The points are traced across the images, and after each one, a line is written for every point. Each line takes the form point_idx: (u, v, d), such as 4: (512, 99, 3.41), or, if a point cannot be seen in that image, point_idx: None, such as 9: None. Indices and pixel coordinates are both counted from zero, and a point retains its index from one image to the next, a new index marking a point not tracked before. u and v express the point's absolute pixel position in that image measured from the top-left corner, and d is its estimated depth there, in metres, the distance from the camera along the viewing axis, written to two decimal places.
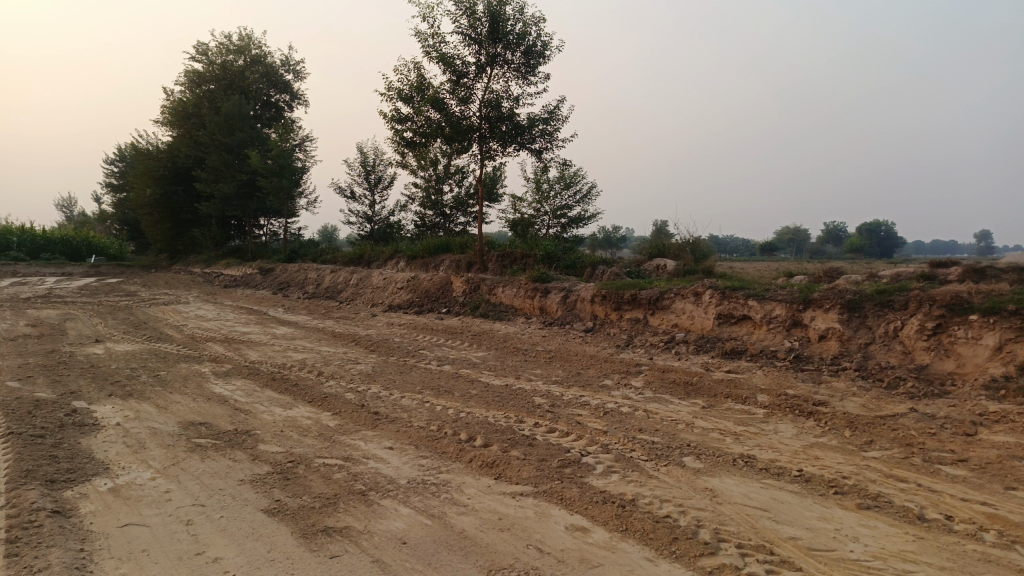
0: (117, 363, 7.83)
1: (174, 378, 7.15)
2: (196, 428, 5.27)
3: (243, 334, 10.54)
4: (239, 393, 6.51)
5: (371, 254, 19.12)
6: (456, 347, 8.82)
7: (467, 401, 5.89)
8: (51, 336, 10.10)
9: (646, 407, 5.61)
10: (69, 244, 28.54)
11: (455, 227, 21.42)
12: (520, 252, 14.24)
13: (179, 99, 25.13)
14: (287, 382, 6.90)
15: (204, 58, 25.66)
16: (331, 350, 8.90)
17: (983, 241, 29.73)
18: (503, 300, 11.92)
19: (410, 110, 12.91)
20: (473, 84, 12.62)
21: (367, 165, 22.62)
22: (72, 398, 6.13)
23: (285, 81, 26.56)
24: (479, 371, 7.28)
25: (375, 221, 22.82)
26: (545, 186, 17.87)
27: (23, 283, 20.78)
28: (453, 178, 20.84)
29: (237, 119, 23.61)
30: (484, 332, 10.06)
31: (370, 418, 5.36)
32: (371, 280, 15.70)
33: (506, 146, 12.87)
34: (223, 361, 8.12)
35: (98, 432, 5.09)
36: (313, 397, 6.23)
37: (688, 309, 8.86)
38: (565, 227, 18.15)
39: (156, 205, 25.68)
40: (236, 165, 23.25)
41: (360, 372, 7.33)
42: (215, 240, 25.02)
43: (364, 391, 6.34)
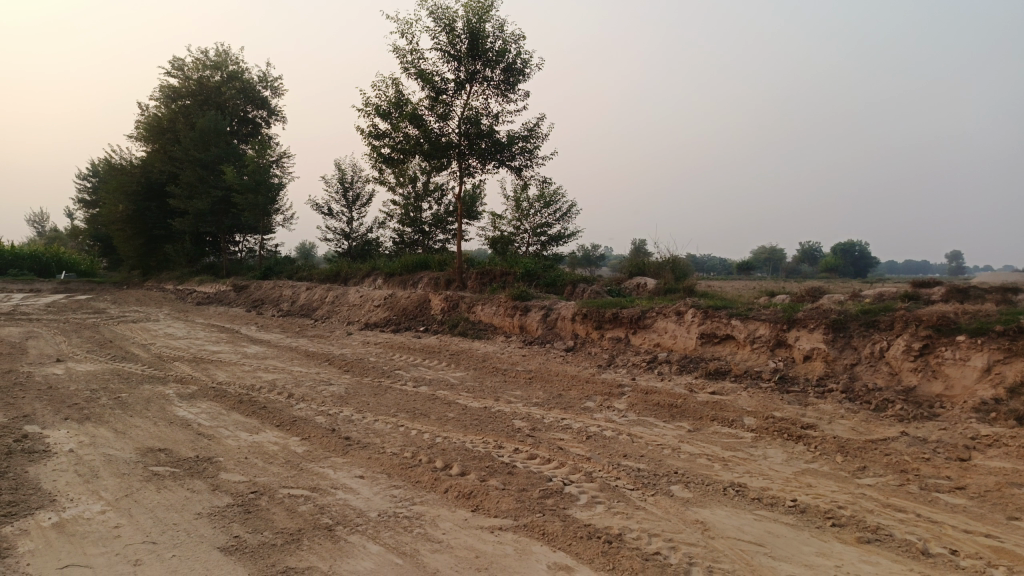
0: (77, 384, 7.45)
1: (135, 400, 6.80)
2: (155, 455, 4.95)
3: (213, 353, 10.18)
4: (204, 416, 6.19)
5: (348, 271, 18.80)
6: (434, 367, 8.57)
7: (444, 424, 5.63)
8: (9, 355, 9.67)
9: (630, 430, 5.39)
10: (38, 260, 27.83)
11: (433, 245, 21.18)
12: (499, 270, 14.03)
13: (153, 114, 24.72)
14: (256, 404, 6.59)
15: (180, 73, 25.30)
16: (304, 370, 8.59)
17: (954, 262, 30.04)
18: (482, 319, 11.69)
19: (387, 126, 12.71)
20: (452, 101, 12.45)
21: (344, 182, 22.34)
22: (24, 422, 5.77)
23: (262, 97, 26.24)
24: (456, 392, 7.02)
25: (353, 238, 22.51)
26: (524, 205, 17.75)
27: None
28: (432, 195, 20.65)
29: (212, 135, 23.25)
30: (462, 351, 9.81)
31: (340, 443, 5.09)
32: (347, 298, 15.38)
33: (485, 163, 12.69)
34: (190, 382, 7.78)
35: (47, 459, 4.75)
36: (282, 420, 5.93)
37: (670, 328, 8.69)
38: (545, 245, 17.99)
39: (128, 221, 25.15)
40: (211, 180, 22.85)
41: (333, 393, 7.04)
42: (189, 257, 24.52)
43: (336, 414, 6.06)
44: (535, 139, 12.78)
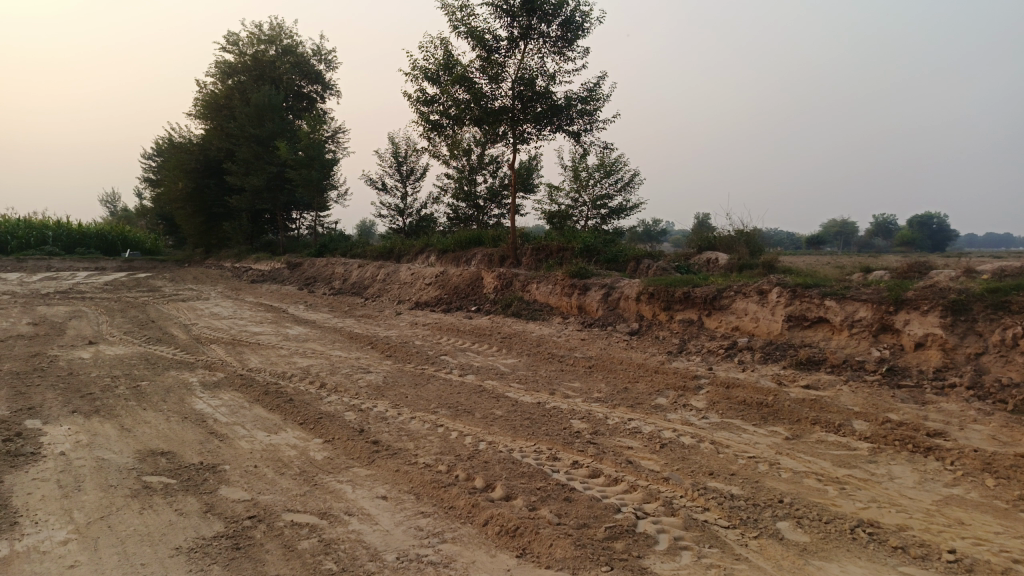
0: (99, 371, 6.90)
1: (155, 391, 6.17)
2: (154, 461, 4.24)
3: (254, 335, 9.59)
4: (223, 411, 5.50)
5: (401, 247, 18.17)
6: (484, 352, 7.74)
7: (488, 425, 4.80)
8: (45, 337, 9.27)
9: (714, 438, 4.46)
10: (104, 238, 28.15)
11: (488, 220, 20.37)
12: (557, 245, 13.12)
13: (210, 91, 24.50)
14: (282, 396, 5.88)
15: (235, 49, 24.98)
16: (343, 354, 7.89)
17: None
18: (538, 298, 10.83)
19: (436, 90, 11.90)
20: (505, 61, 11.50)
21: (398, 156, 21.67)
22: (27, 415, 5.17)
23: (316, 71, 25.71)
24: (506, 383, 6.19)
25: (408, 215, 21.88)
26: (583, 174, 16.70)
27: (50, 278, 20.32)
28: (486, 168, 19.79)
29: (267, 110, 22.85)
30: (515, 335, 8.96)
31: (366, 448, 4.30)
32: (398, 275, 14.71)
33: (539, 129, 11.72)
34: (219, 369, 7.15)
35: (30, 464, 4.07)
36: (308, 417, 5.18)
37: (751, 310, 7.65)
38: (605, 218, 16.97)
39: (187, 199, 25.10)
40: (266, 157, 22.46)
41: (369, 383, 6.28)
42: (246, 235, 24.33)
43: (369, 409, 5.29)
44: (596, 101, 11.68)
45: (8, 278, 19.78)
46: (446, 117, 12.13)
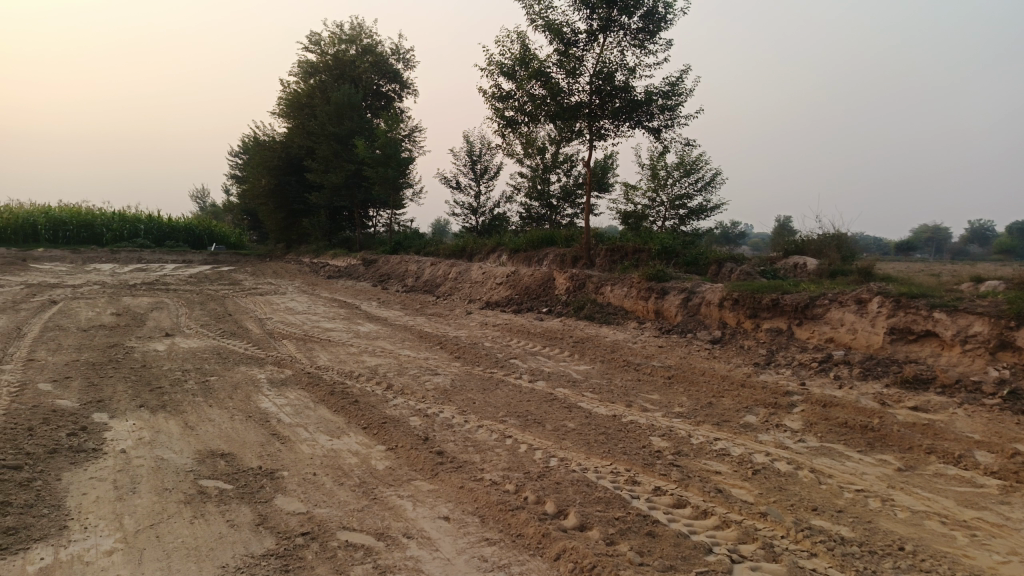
0: (172, 364, 6.89)
1: (223, 386, 6.08)
2: (213, 463, 4.06)
3: (325, 331, 9.53)
4: (287, 411, 5.32)
5: (474, 246, 18.00)
6: (556, 357, 7.40)
7: (560, 439, 4.46)
8: (127, 327, 9.44)
9: (814, 466, 3.98)
10: (191, 232, 29.17)
11: (562, 220, 20.01)
12: (633, 246, 12.65)
13: (293, 90, 25.03)
14: (347, 397, 5.66)
15: (318, 49, 25.44)
16: (412, 353, 7.65)
17: None
18: (612, 301, 10.40)
19: (511, 86, 11.63)
20: (583, 55, 11.11)
21: (472, 154, 21.56)
22: (96, 408, 5.13)
23: (395, 70, 25.96)
24: (580, 392, 5.83)
25: (480, 214, 21.74)
26: (661, 173, 16.16)
27: (140, 269, 21.14)
28: (561, 166, 19.44)
29: (346, 108, 23.14)
30: (589, 339, 8.57)
31: (430, 460, 4.02)
32: (470, 274, 14.52)
33: (618, 125, 11.29)
34: (288, 366, 7.03)
35: (91, 461, 3.95)
36: (372, 421, 4.94)
37: (848, 321, 7.06)
38: (683, 219, 16.37)
39: (269, 195, 25.71)
40: (345, 154, 22.72)
41: (436, 385, 6.01)
42: (324, 231, 24.70)
43: (434, 415, 5.02)
44: (678, 96, 11.16)
45: (101, 268, 20.64)
46: (521, 113, 11.84)
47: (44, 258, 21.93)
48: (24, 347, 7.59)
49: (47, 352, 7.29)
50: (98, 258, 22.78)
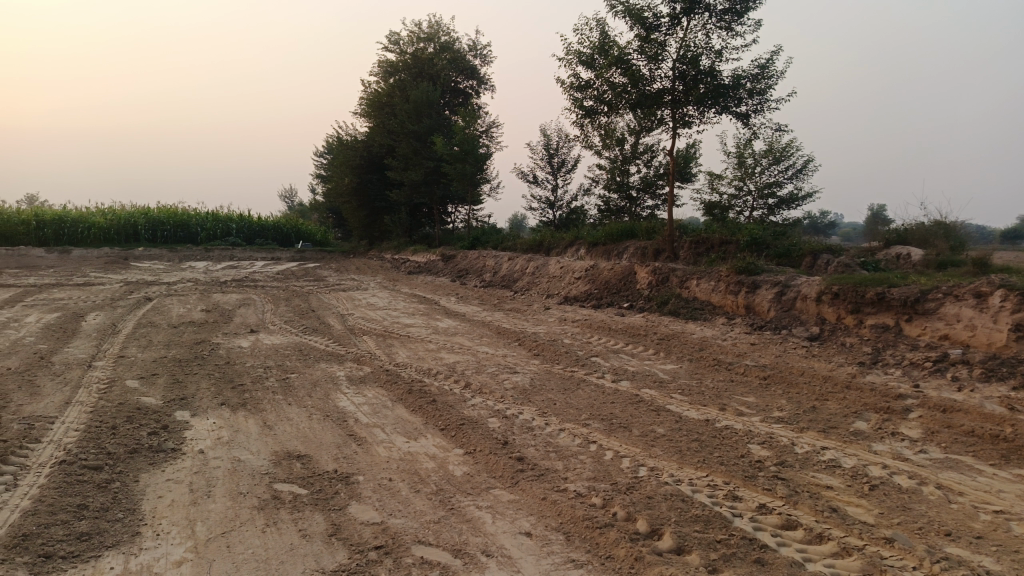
0: (254, 361, 6.90)
1: (301, 384, 5.96)
2: (288, 466, 3.95)
3: (404, 327, 9.47)
4: (365, 409, 5.13)
5: (551, 240, 17.72)
6: (641, 355, 7.04)
7: (649, 446, 4.15)
8: (214, 323, 9.65)
9: (940, 483, 3.53)
10: (279, 230, 30.08)
11: (642, 212, 19.46)
12: (720, 239, 12.12)
13: (374, 90, 25.37)
14: (425, 394, 5.42)
15: (397, 48, 25.73)
16: (490, 350, 7.42)
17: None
18: (698, 295, 9.96)
19: (591, 74, 11.30)
20: (666, 40, 10.64)
21: (550, 147, 21.27)
22: (178, 406, 5.14)
23: (472, 66, 25.79)
24: (668, 394, 5.49)
25: (558, 207, 21.43)
26: (748, 161, 15.49)
27: (232, 266, 21.89)
28: (641, 157, 18.92)
29: (425, 106, 23.27)
30: (675, 336, 8.18)
31: (511, 467, 3.77)
32: (548, 268, 14.25)
33: (703, 111, 10.77)
34: (366, 362, 6.82)
35: (169, 462, 3.91)
36: (449, 420, 4.73)
37: (965, 316, 6.41)
38: (773, 209, 15.60)
39: (352, 193, 26.19)
40: (424, 151, 22.83)
41: (514, 384, 5.76)
42: (404, 228, 24.93)
43: (513, 417, 4.78)
44: (769, 79, 10.53)
45: (195, 266, 21.49)
46: (601, 102, 11.48)
47: (144, 256, 23.01)
48: (118, 344, 7.82)
49: (138, 349, 7.47)
50: (192, 256, 23.74)
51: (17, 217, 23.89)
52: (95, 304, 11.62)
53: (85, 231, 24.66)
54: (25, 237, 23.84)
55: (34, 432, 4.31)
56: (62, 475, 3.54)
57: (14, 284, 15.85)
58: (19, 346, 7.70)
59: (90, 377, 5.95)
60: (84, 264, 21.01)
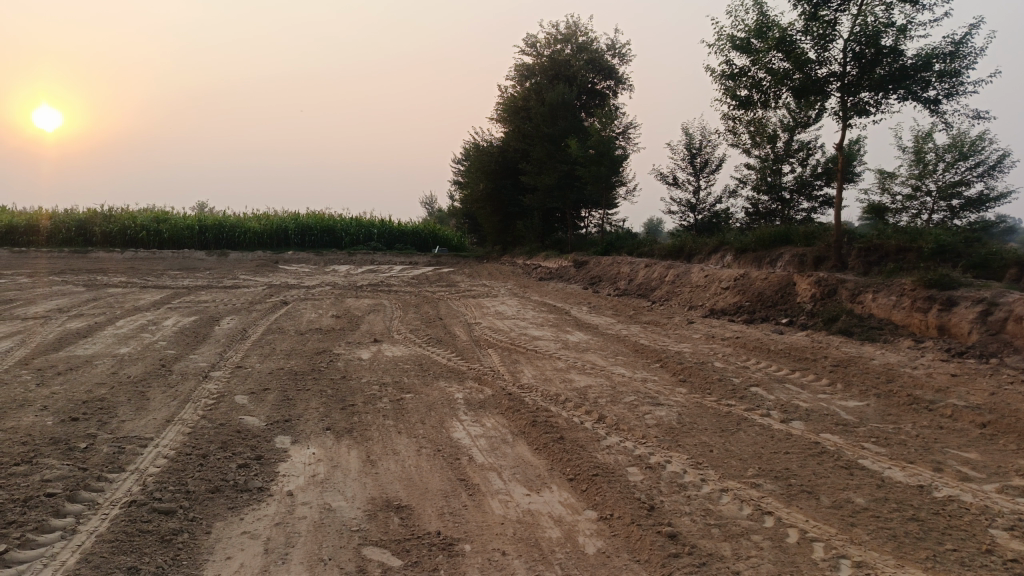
0: (370, 376, 6.27)
1: (416, 408, 5.19)
2: (384, 520, 3.23)
3: (533, 340, 8.71)
4: (481, 445, 4.30)
5: (692, 246, 16.43)
6: (814, 386, 5.88)
7: (848, 526, 3.10)
8: (340, 331, 9.34)
9: None
10: (418, 235, 30.46)
11: (796, 215, 17.71)
12: (897, 246, 10.61)
13: (510, 94, 25.02)
14: (552, 429, 4.51)
15: (534, 52, 25.26)
16: (627, 372, 6.46)
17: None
18: (876, 313, 8.63)
19: (746, 60, 10.08)
20: (838, 17, 9.24)
21: (693, 147, 19.93)
22: (280, 430, 4.60)
23: (611, 65, 24.64)
24: (858, 445, 4.37)
25: (700, 210, 20.02)
26: (929, 157, 13.60)
27: (371, 270, 22.24)
28: (797, 155, 17.22)
29: (561, 108, 22.59)
30: (852, 363, 6.94)
31: (660, 549, 2.86)
32: (690, 276, 13.06)
33: (882, 96, 9.26)
34: (487, 383, 5.95)
35: (251, 507, 3.32)
36: (580, 467, 3.84)
37: None
38: (956, 211, 13.55)
39: (487, 198, 25.98)
40: (559, 155, 22.13)
41: (657, 420, 4.79)
42: (538, 233, 24.31)
43: (659, 467, 3.86)
44: (966, 57, 8.87)
45: (337, 269, 22.01)
46: (757, 91, 10.23)
47: (292, 260, 23.91)
48: (241, 352, 7.59)
49: (258, 358, 7.17)
50: (336, 260, 24.38)
51: (183, 223, 25.59)
52: (235, 307, 11.78)
53: (241, 235, 26.00)
54: (190, 241, 25.48)
55: (119, 459, 3.90)
56: (126, 524, 3.04)
57: (170, 286, 16.68)
58: (150, 351, 7.66)
59: (201, 390, 5.62)
60: (238, 266, 22.06)
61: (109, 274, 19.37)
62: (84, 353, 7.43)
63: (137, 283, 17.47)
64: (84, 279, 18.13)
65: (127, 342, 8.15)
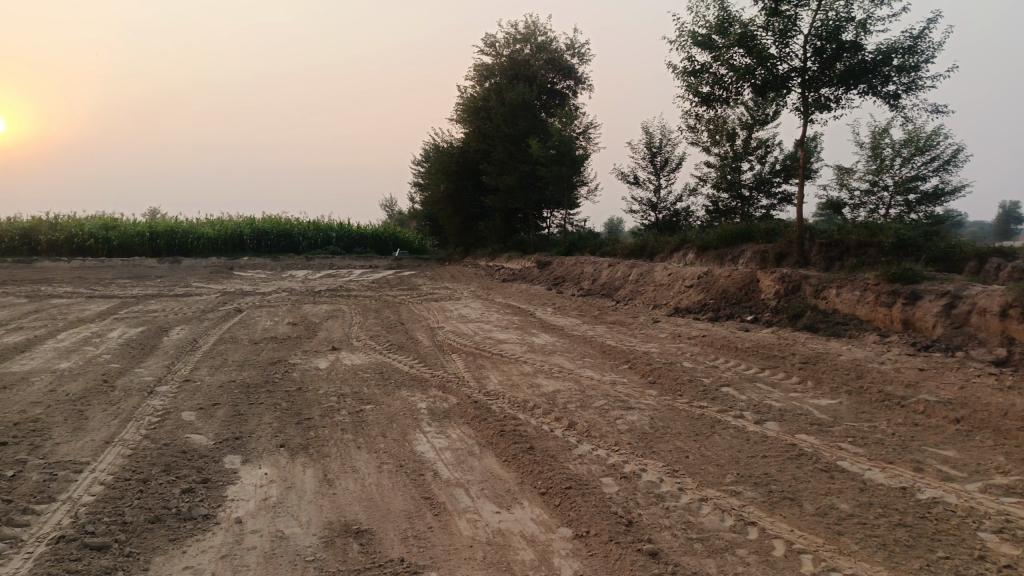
0: (328, 387, 5.98)
1: (377, 420, 4.92)
2: (342, 548, 2.97)
3: (498, 344, 8.49)
4: (447, 459, 4.06)
5: (655, 244, 16.39)
6: (785, 385, 5.77)
7: (835, 535, 2.95)
8: (298, 340, 8.98)
9: None
10: (378, 239, 29.99)
11: (755, 212, 17.82)
12: (857, 241, 10.68)
13: (469, 94, 24.77)
14: (521, 439, 4.30)
15: (493, 52, 25.06)
16: (595, 375, 6.27)
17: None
18: (841, 308, 8.63)
19: (708, 56, 10.02)
20: (798, 12, 9.23)
21: (652, 146, 19.95)
22: (230, 449, 4.28)
23: (570, 65, 24.55)
24: (835, 445, 4.25)
25: (661, 209, 20.05)
26: (886, 152, 13.76)
27: (331, 275, 21.77)
28: (755, 153, 17.33)
29: (521, 108, 22.43)
30: (820, 360, 6.87)
31: (641, 571, 2.66)
32: (654, 274, 12.98)
33: (842, 91, 9.29)
34: (452, 391, 5.71)
35: (195, 538, 3.04)
36: (552, 479, 3.63)
37: None
38: (912, 206, 13.72)
39: (448, 200, 25.68)
40: (519, 155, 21.95)
41: (629, 425, 4.61)
42: (499, 234, 24.10)
43: (635, 477, 3.67)
44: (924, 52, 8.93)
45: (295, 275, 21.51)
46: (719, 87, 10.19)
47: (248, 265, 23.28)
48: (192, 363, 7.21)
49: (209, 370, 6.81)
50: (294, 265, 23.82)
51: (133, 229, 24.74)
52: (187, 316, 11.32)
53: (195, 241, 25.26)
54: (141, 248, 24.65)
55: (50, 487, 3.56)
56: (50, 565, 2.73)
57: (119, 295, 16.03)
58: (93, 365, 7.22)
59: (145, 407, 5.26)
60: (191, 273, 21.38)
61: (55, 284, 18.59)
62: (20, 370, 6.97)
63: (84, 293, 16.76)
64: (28, 290, 17.36)
65: (68, 356, 7.69)
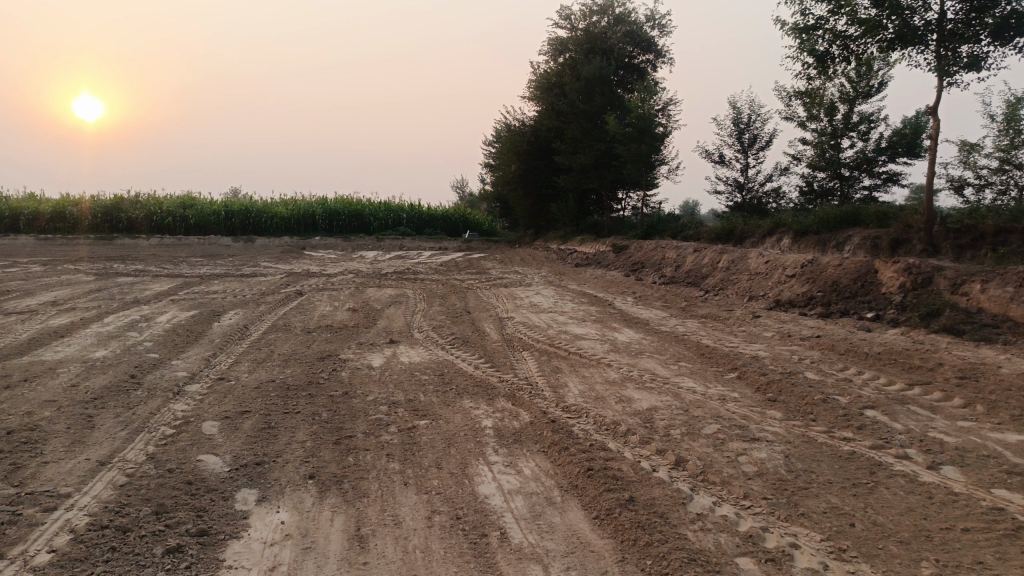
0: (378, 394, 5.04)
1: (431, 442, 3.96)
2: None
3: (575, 340, 7.41)
4: (519, 510, 3.05)
5: (744, 228, 14.94)
6: (949, 411, 4.52)
7: None
8: (354, 329, 8.13)
9: None
10: (448, 220, 29.20)
11: (856, 193, 16.10)
12: (995, 227, 9.14)
13: (543, 70, 23.55)
14: (615, 484, 3.24)
15: (569, 24, 23.70)
16: (698, 387, 5.13)
17: None
18: (988, 306, 7.21)
19: (826, 9, 8.62)
20: None
21: (741, 122, 18.35)
22: (244, 481, 3.38)
23: (650, 37, 22.98)
24: None
25: (748, 190, 18.46)
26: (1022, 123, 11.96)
27: (400, 257, 21.10)
28: (858, 128, 15.56)
29: (598, 82, 21.09)
30: (979, 373, 5.55)
31: None
32: (748, 261, 11.62)
33: (993, 48, 7.76)
34: (522, 406, 4.68)
35: None
36: (665, 559, 2.57)
37: None
38: None
39: (520, 181, 24.61)
40: (595, 133, 20.66)
41: (757, 466, 3.49)
42: (572, 216, 22.90)
43: (785, 560, 2.57)
44: None
45: (364, 256, 20.96)
46: (838, 45, 8.77)
47: (319, 246, 22.87)
48: (233, 356, 6.43)
49: (250, 366, 5.99)
50: (364, 246, 23.30)
51: (208, 208, 24.73)
52: (243, 300, 10.66)
53: (268, 220, 25.06)
54: (215, 227, 24.61)
55: (6, 535, 2.75)
56: None
57: (184, 274, 15.66)
58: (129, 356, 6.54)
59: (162, 415, 4.45)
60: (262, 253, 21.11)
61: (128, 262, 18.51)
62: (51, 359, 6.31)
63: (152, 272, 16.52)
64: (99, 267, 17.29)
65: (107, 344, 7.04)
